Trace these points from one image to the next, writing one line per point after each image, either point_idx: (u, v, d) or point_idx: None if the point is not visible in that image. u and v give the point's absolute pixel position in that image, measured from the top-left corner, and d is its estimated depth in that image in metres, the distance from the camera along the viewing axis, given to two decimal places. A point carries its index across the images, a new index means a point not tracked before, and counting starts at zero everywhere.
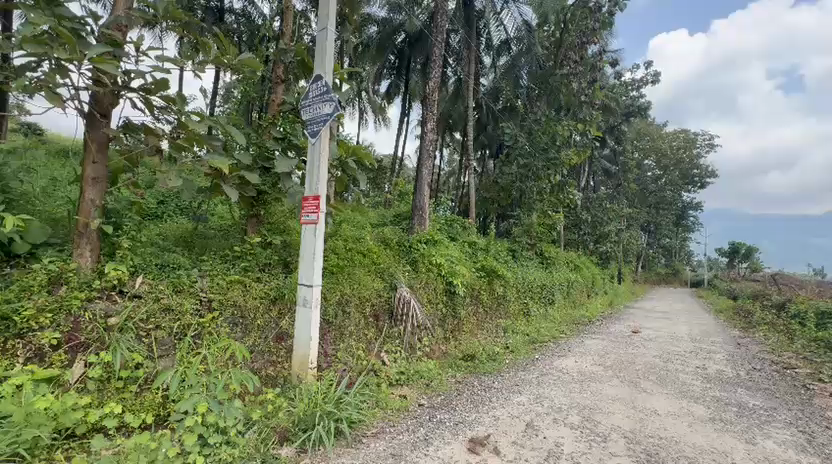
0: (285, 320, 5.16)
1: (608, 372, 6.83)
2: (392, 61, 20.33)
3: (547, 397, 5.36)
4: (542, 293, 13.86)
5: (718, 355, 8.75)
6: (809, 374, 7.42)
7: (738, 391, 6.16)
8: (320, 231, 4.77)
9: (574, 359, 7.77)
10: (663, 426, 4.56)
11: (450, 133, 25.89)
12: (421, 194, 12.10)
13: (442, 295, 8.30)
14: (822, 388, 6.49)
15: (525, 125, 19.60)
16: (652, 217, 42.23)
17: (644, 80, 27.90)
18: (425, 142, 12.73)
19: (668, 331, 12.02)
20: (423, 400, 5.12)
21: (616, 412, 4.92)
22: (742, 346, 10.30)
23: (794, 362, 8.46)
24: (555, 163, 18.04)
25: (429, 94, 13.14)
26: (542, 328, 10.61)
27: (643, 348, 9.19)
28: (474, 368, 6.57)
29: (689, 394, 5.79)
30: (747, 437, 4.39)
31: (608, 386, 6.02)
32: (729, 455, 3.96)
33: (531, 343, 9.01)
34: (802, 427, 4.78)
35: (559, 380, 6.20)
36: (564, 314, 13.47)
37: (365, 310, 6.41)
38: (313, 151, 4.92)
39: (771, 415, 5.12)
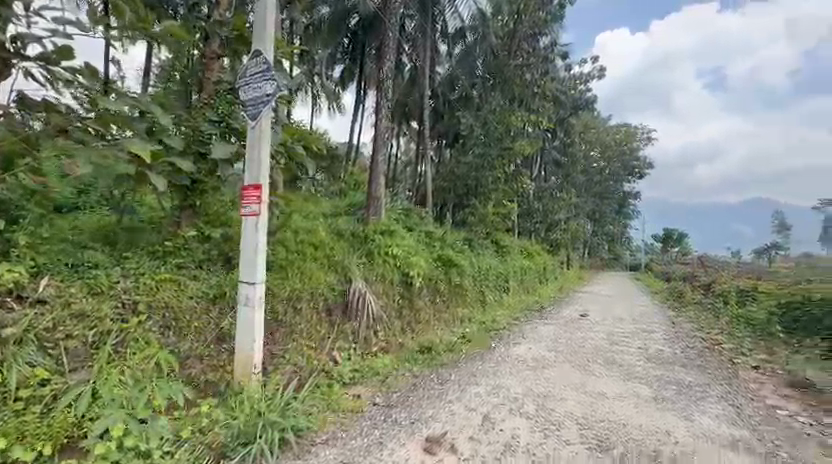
0: (226, 321, 4.90)
1: (560, 357, 7.04)
2: (345, 45, 19.31)
3: (504, 387, 5.38)
4: (498, 280, 14.21)
5: (657, 336, 9.37)
6: (735, 348, 8.12)
7: (676, 369, 6.57)
8: (262, 223, 4.39)
9: (527, 345, 7.96)
10: (612, 409, 4.67)
11: (407, 122, 25.41)
12: (375, 183, 12.01)
13: (397, 287, 8.21)
14: (749, 362, 7.07)
15: (480, 116, 19.35)
16: (599, 206, 44.62)
17: (590, 74, 28.79)
18: (379, 130, 12.37)
19: (612, 314, 12.78)
20: (378, 399, 4.84)
21: (571, 398, 4.98)
22: (676, 325, 11.14)
23: (721, 338, 9.24)
24: (510, 150, 18.66)
25: (382, 83, 12.59)
26: (496, 315, 10.87)
27: (590, 331, 9.66)
28: (431, 362, 6.49)
29: (633, 375, 6.09)
30: (686, 414, 4.63)
31: (559, 371, 6.19)
32: (672, 434, 4.09)
33: (487, 331, 9.15)
34: (732, 401, 5.15)
35: (514, 368, 6.29)
36: (517, 301, 13.88)
37: (318, 306, 6.24)
38: (253, 135, 4.47)
39: (705, 391, 5.48)
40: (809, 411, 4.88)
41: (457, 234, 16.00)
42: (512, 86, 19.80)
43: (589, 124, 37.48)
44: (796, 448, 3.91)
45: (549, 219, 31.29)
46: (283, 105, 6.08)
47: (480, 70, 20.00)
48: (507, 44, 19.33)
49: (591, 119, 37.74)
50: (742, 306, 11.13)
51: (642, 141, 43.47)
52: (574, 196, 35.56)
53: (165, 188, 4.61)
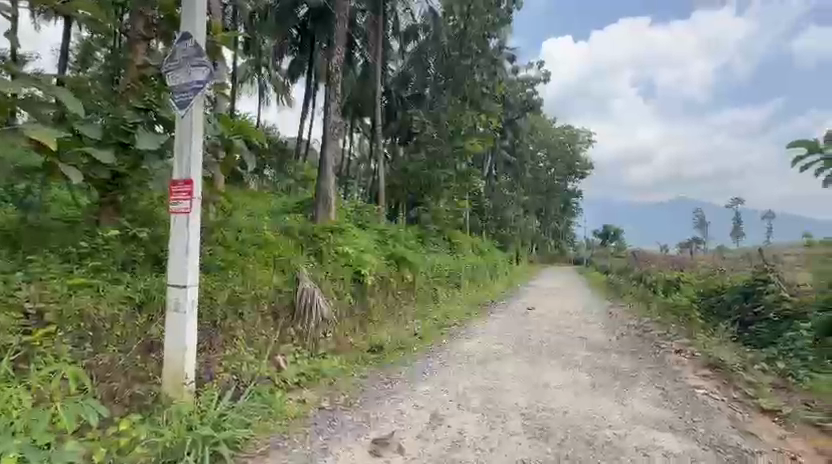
0: (156, 328, 4.47)
1: (508, 351, 7.26)
2: (294, 36, 18.36)
3: (453, 383, 5.44)
4: (450, 277, 14.43)
5: (596, 326, 10.00)
6: (662, 334, 8.88)
7: (612, 356, 7.04)
8: (194, 220, 4.05)
9: (477, 341, 8.12)
10: (554, 398, 4.88)
11: (360, 118, 25.04)
12: (325, 180, 11.67)
13: (348, 286, 8.05)
14: (674, 346, 7.76)
15: (432, 115, 19.87)
16: (546, 203, 46.95)
17: (537, 78, 30.06)
18: (329, 125, 12.02)
19: (556, 307, 13.45)
20: (324, 403, 4.69)
21: (516, 390, 5.14)
22: (612, 315, 11.97)
23: (650, 325, 10.06)
24: (460, 149, 18.97)
25: (331, 77, 12.17)
26: (448, 311, 11.01)
27: (536, 324, 10.09)
28: (381, 360, 6.44)
29: (574, 364, 6.43)
30: (620, 398, 4.95)
31: (507, 364, 6.38)
32: (607, 418, 4.35)
33: (438, 327, 9.24)
34: (659, 383, 5.59)
35: (463, 364, 6.39)
36: (469, 296, 14.19)
37: (262, 308, 5.92)
38: (183, 126, 4.10)
39: (636, 375, 5.91)
40: (721, 388, 5.44)
41: (410, 231, 16.05)
42: (463, 88, 20.10)
43: (536, 125, 39.18)
44: (711, 423, 4.33)
45: (500, 216, 32.64)
46: (219, 95, 5.66)
47: (433, 69, 20.05)
48: (457, 42, 19.44)
49: (538, 121, 39.49)
50: (669, 295, 12.18)
51: (584, 143, 46.27)
52: (521, 195, 37.08)
53: (81, 179, 4.17)
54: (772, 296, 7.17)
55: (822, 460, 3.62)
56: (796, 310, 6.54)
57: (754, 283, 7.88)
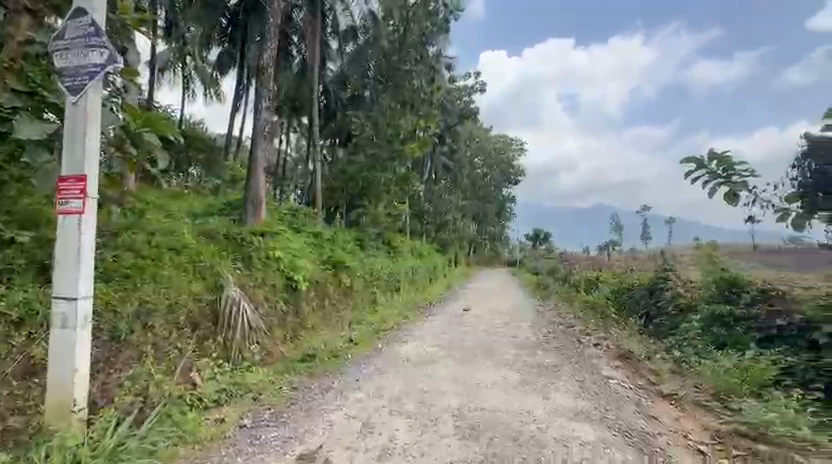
0: (37, 349, 3.83)
1: (443, 353, 7.36)
2: (223, 25, 16.99)
3: (386, 388, 5.37)
4: (389, 280, 14.38)
5: (525, 325, 10.56)
6: (581, 330, 9.64)
7: (538, 353, 7.45)
8: (89, 223, 3.54)
9: (413, 344, 8.12)
10: (484, 398, 5.03)
11: (297, 117, 24.14)
12: (255, 181, 11.03)
13: (281, 293, 7.64)
14: (591, 341, 8.45)
15: (370, 118, 19.65)
16: (482, 208, 49.00)
17: (474, 87, 31.27)
18: (259, 122, 11.35)
19: (491, 307, 13.99)
20: (247, 420, 4.38)
21: (449, 392, 5.22)
22: (541, 313, 12.71)
23: (574, 321, 10.86)
24: (397, 153, 19.44)
25: (262, 72, 11.49)
26: (386, 315, 10.93)
27: (472, 325, 10.37)
28: (314, 369, 6.20)
29: (505, 362, 6.70)
30: (544, 393, 5.24)
31: (442, 366, 6.45)
32: (531, 413, 4.58)
33: (375, 332, 9.12)
34: (578, 376, 6.02)
35: (399, 368, 6.34)
36: (407, 299, 14.25)
37: (178, 320, 5.37)
38: (74, 114, 3.56)
39: (559, 370, 6.31)
40: (630, 377, 6.00)
41: (349, 234, 15.71)
42: (402, 91, 20.12)
43: (474, 133, 40.70)
44: (621, 410, 4.74)
45: (440, 219, 33.82)
46: (129, 81, 5.04)
47: (372, 71, 20.06)
48: (397, 48, 19.71)
49: (476, 129, 41.05)
50: (589, 294, 13.25)
51: (516, 151, 49.01)
52: (459, 199, 38.25)
53: None
54: (671, 292, 8.11)
55: (707, 436, 4.14)
56: (687, 304, 7.48)
57: (656, 281, 8.88)
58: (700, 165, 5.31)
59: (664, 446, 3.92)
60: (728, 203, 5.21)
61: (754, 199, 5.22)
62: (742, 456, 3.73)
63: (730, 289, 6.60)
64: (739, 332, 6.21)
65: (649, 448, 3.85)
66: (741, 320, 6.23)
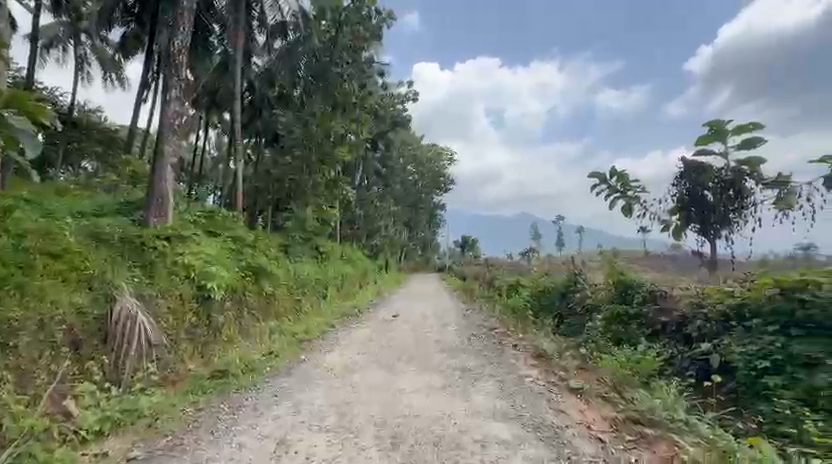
0: None
1: (368, 360, 7.22)
2: (127, 3, 15.08)
3: (307, 402, 5.07)
4: (315, 287, 13.85)
5: (451, 329, 10.82)
6: (502, 331, 10.16)
7: (463, 356, 7.66)
8: None
9: (338, 353, 7.84)
10: (408, 404, 5.01)
11: (217, 112, 22.35)
12: (161, 178, 9.94)
13: (190, 304, 6.85)
14: (511, 342, 8.92)
15: (300, 118, 18.71)
16: (413, 214, 49.85)
17: (407, 96, 31.76)
18: (167, 113, 10.21)
19: (419, 313, 14.14)
20: (137, 451, 3.84)
21: (372, 401, 5.11)
22: (467, 317, 13.14)
23: (496, 324, 11.41)
24: (330, 155, 18.60)
25: (172, 59, 10.36)
26: (311, 323, 10.46)
27: (399, 331, 10.35)
28: (226, 386, 5.66)
29: (431, 367, 6.76)
30: (465, 395, 5.38)
31: (367, 375, 6.30)
32: (452, 416, 4.64)
33: (298, 342, 8.67)
34: (498, 376, 6.28)
35: (322, 379, 6.06)
36: (335, 307, 13.80)
37: (54, 339, 4.58)
38: None
39: (481, 372, 6.53)
40: (543, 375, 6.42)
41: (273, 240, 14.82)
42: (334, 93, 19.43)
43: (407, 140, 41.29)
44: (534, 407, 5.03)
45: (371, 225, 33.58)
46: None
47: (303, 71, 18.93)
48: (329, 48, 19.09)
49: (408, 137, 41.67)
50: (510, 297, 14.05)
51: (447, 161, 50.79)
52: (391, 205, 38.39)
53: None
54: (579, 295, 8.90)
55: (606, 424, 4.54)
56: (592, 304, 8.27)
57: (568, 284, 9.67)
58: (603, 180, 6.01)
59: (569, 437, 4.22)
60: (626, 215, 6.01)
61: (647, 212, 6.03)
62: (633, 440, 4.16)
63: (625, 291, 7.46)
64: (633, 329, 6.98)
65: (557, 441, 4.13)
66: (634, 318, 7.03)
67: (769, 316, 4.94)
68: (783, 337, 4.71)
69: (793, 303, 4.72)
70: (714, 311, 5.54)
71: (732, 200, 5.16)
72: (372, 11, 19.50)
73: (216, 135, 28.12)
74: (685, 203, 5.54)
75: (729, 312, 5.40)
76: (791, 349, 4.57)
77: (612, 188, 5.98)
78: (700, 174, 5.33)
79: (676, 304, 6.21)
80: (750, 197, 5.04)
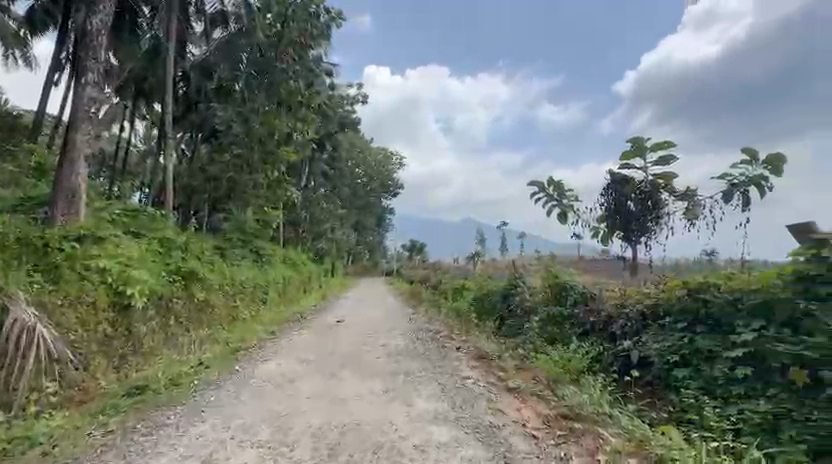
0: None
1: (309, 368, 6.96)
2: None
3: (237, 416, 4.74)
4: (255, 293, 13.11)
5: (396, 333, 10.79)
6: (447, 334, 10.33)
7: (407, 360, 7.65)
8: None
9: (277, 362, 7.45)
10: (348, 412, 4.88)
11: (146, 102, 20.48)
12: (71, 172, 8.86)
13: (105, 313, 6.12)
14: (454, 344, 9.09)
15: (241, 114, 17.53)
16: (362, 217, 49.36)
17: (355, 98, 31.48)
18: (80, 98, 9.07)
19: (365, 317, 13.95)
20: None
21: (310, 411, 4.91)
22: (412, 320, 13.19)
23: (440, 326, 11.58)
24: (273, 154, 17.91)
25: (88, 39, 9.25)
26: (248, 331, 9.87)
27: (343, 337, 10.11)
28: (144, 403, 5.13)
29: (374, 372, 6.67)
30: (407, 400, 5.35)
31: (306, 383, 6.06)
32: (393, 422, 4.60)
33: (232, 350, 8.11)
34: (440, 379, 6.35)
35: (256, 391, 5.72)
36: (275, 313, 13.15)
37: None
38: None
39: (423, 375, 6.55)
40: (484, 376, 6.59)
41: (207, 242, 13.77)
42: (278, 89, 18.37)
43: (356, 141, 40.79)
44: (473, 408, 5.14)
45: (317, 227, 32.69)
46: None
47: (245, 65, 17.72)
48: (274, 44, 18.07)
49: (357, 139, 41.28)
50: (455, 300, 14.36)
51: (395, 165, 51.09)
52: (338, 208, 37.68)
53: None
54: (519, 297, 9.30)
55: (540, 421, 4.76)
56: (530, 306, 8.67)
57: (509, 286, 10.05)
58: (541, 189, 6.36)
59: (505, 436, 4.36)
60: (560, 221, 6.40)
61: (579, 218, 6.49)
62: (563, 434, 4.39)
63: (560, 292, 7.91)
64: (566, 328, 7.42)
65: (494, 440, 4.25)
66: (567, 318, 7.49)
67: (679, 314, 5.52)
68: (688, 334, 5.30)
69: (697, 303, 5.34)
70: (635, 310, 6.05)
71: (650, 209, 5.76)
72: (320, 9, 19.06)
73: (144, 127, 25.77)
74: (611, 212, 6.06)
75: (646, 312, 5.92)
76: (695, 344, 5.14)
77: (550, 196, 6.33)
78: (624, 186, 5.87)
79: (603, 304, 6.69)
80: (664, 208, 5.65)
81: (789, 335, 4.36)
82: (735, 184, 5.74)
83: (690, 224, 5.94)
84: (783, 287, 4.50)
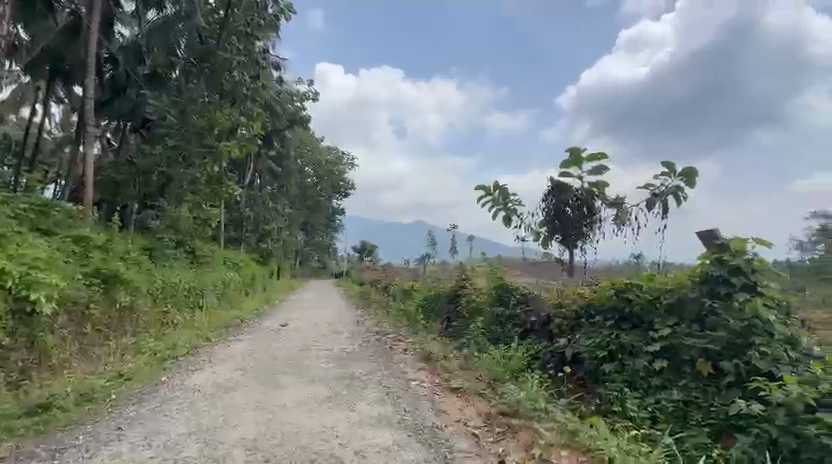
0: None
1: (246, 376, 6.57)
2: None
3: (160, 432, 4.35)
4: (189, 297, 12.17)
5: (342, 336, 10.53)
6: (394, 337, 10.28)
7: (352, 364, 7.50)
8: None
9: (210, 370, 6.96)
10: (286, 421, 4.67)
11: (62, 85, 18.33)
12: None
13: (4, 322, 5.35)
14: (401, 346, 9.06)
15: (176, 102, 16.49)
16: (310, 217, 47.86)
17: (306, 95, 30.53)
18: None
19: (310, 321, 13.49)
20: None
21: (244, 422, 4.63)
22: (360, 323, 12.97)
23: (388, 329, 11.50)
24: (211, 150, 16.11)
25: None
26: (179, 338, 9.12)
27: (286, 342, 9.68)
28: (48, 422, 4.55)
29: (316, 378, 6.46)
30: (350, 405, 5.24)
31: (242, 393, 5.72)
32: (335, 429, 4.47)
33: (159, 359, 7.44)
34: (385, 383, 6.29)
35: (185, 403, 5.30)
36: (212, 318, 12.27)
37: None
38: None
39: (368, 379, 6.46)
40: (428, 377, 6.64)
41: (134, 242, 12.55)
42: (219, 80, 17.13)
43: (306, 139, 39.45)
44: (417, 409, 5.17)
45: (262, 228, 31.46)
46: None
47: (183, 50, 16.93)
48: (216, 31, 17.27)
49: (307, 137, 40.01)
50: (404, 302, 14.35)
51: (347, 165, 50.25)
52: (285, 207, 36.25)
53: None
54: (466, 299, 9.49)
55: (480, 419, 4.88)
56: (475, 307, 8.89)
57: (457, 288, 10.21)
58: (488, 193, 6.57)
59: (447, 436, 4.41)
60: (505, 224, 6.63)
61: (522, 222, 6.77)
62: (501, 431, 4.53)
63: (504, 293, 8.19)
64: (508, 328, 7.69)
65: (435, 440, 4.29)
66: (510, 319, 7.77)
67: (608, 312, 5.90)
68: (615, 331, 5.71)
69: (623, 303, 5.75)
70: (570, 310, 6.41)
71: (585, 216, 6.13)
72: None
73: (60, 112, 22.98)
74: (551, 217, 6.39)
75: (580, 311, 6.28)
76: (620, 340, 5.51)
77: (495, 201, 6.55)
78: (562, 193, 6.23)
79: (543, 305, 6.99)
80: (598, 214, 6.06)
81: (697, 329, 4.96)
82: (658, 193, 6.29)
83: (619, 230, 6.41)
84: (694, 288, 5.06)
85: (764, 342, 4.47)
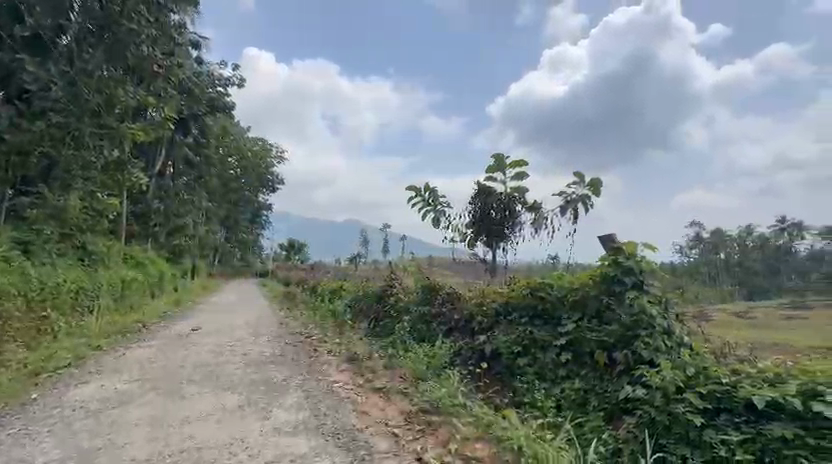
0: None
1: (144, 387, 5.85)
2: None
3: (23, 460, 3.68)
4: (76, 298, 10.50)
5: (261, 339, 9.87)
6: (319, 338, 9.90)
7: (270, 368, 7.06)
8: None
9: (99, 383, 6.06)
10: (188, 435, 4.23)
11: None
12: None
13: None
14: (326, 348, 8.75)
15: (65, 73, 13.61)
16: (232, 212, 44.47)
17: (231, 80, 28.28)
18: None
19: (227, 324, 12.46)
20: None
21: (134, 441, 4.07)
22: (283, 325, 12.31)
23: (312, 331, 11.04)
24: (112, 131, 14.47)
25: None
26: (59, 347, 7.80)
27: (196, 347, 8.82)
28: None
29: (228, 386, 5.96)
30: (265, 413, 4.91)
31: (136, 406, 5.06)
32: (244, 440, 4.15)
33: (31, 373, 6.32)
34: (305, 387, 6.00)
35: (61, 423, 4.54)
36: (106, 322, 10.72)
37: None
38: None
39: (287, 384, 6.11)
40: (350, 379, 6.49)
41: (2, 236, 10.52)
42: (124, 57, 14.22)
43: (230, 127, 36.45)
44: (337, 412, 5.02)
45: (173, 220, 28.93)
46: None
47: (77, 15, 13.55)
48: None
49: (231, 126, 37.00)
50: (331, 303, 13.90)
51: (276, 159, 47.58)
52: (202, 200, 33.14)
53: None
54: (394, 298, 9.48)
55: (401, 417, 4.90)
56: (403, 305, 8.94)
57: (385, 287, 10.17)
58: (418, 194, 6.66)
59: (366, 438, 4.35)
60: (433, 225, 6.76)
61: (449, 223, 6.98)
62: (421, 429, 4.58)
63: (429, 292, 8.35)
64: (432, 326, 7.83)
65: (354, 444, 4.19)
66: (434, 317, 7.91)
67: (523, 310, 6.37)
68: (528, 327, 6.13)
69: (537, 301, 6.22)
70: (490, 308, 6.74)
71: (507, 218, 6.49)
72: None
73: None
74: (477, 219, 6.68)
75: (498, 309, 6.64)
76: (533, 335, 5.95)
77: (425, 201, 6.66)
78: (488, 197, 6.57)
79: (466, 304, 7.23)
80: (518, 217, 6.46)
81: (597, 324, 5.54)
82: (570, 200, 6.90)
83: (536, 232, 6.90)
84: (595, 286, 5.65)
85: (648, 334, 4.99)
